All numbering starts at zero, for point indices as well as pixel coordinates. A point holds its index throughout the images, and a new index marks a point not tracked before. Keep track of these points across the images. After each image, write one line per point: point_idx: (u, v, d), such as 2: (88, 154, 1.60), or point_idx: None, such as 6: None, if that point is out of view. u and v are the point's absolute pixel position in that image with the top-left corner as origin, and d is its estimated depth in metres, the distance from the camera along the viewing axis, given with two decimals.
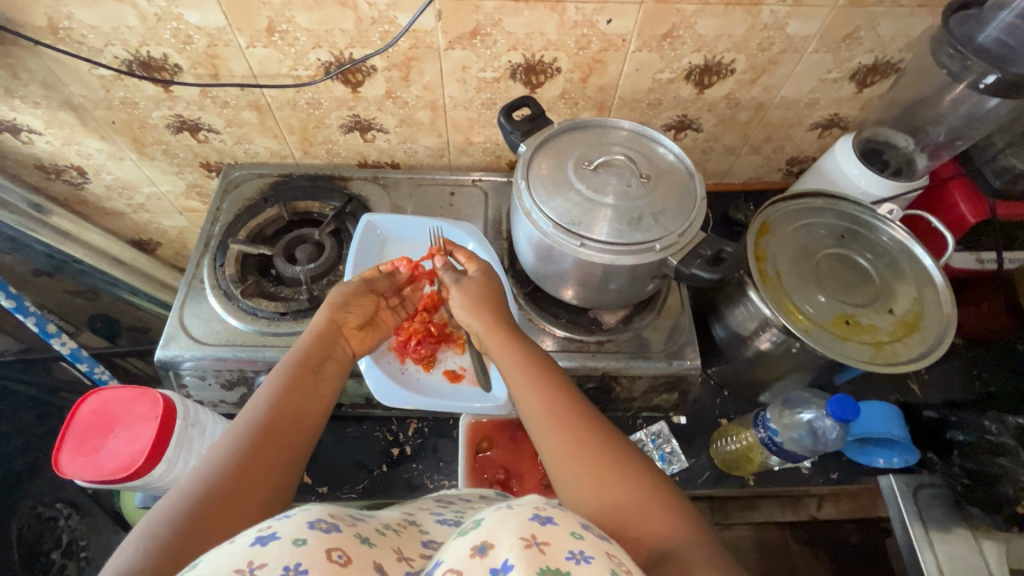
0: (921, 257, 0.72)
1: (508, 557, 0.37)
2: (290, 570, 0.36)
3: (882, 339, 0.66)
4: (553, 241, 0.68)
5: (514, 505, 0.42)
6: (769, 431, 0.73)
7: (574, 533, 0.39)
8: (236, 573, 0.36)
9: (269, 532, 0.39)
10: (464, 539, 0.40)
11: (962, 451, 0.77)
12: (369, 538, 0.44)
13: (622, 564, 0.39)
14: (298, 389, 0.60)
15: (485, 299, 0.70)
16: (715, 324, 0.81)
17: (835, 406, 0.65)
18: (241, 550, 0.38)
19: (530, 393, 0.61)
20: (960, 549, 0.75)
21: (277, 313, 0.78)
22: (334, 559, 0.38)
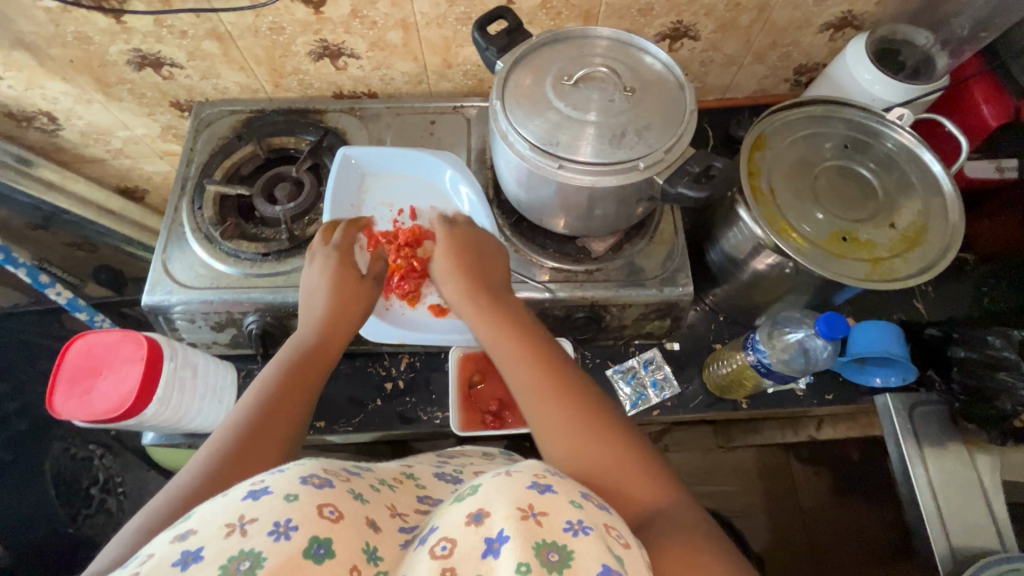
0: (931, 165, 0.67)
1: (503, 527, 0.39)
2: (281, 526, 0.41)
3: (880, 255, 0.62)
4: (532, 164, 0.64)
5: (514, 471, 0.44)
6: (758, 353, 0.71)
7: (573, 502, 0.41)
8: (228, 526, 0.41)
9: (261, 486, 0.43)
10: (461, 504, 0.43)
11: (962, 367, 0.75)
12: (362, 493, 0.49)
13: (620, 536, 0.40)
14: (299, 379, 0.59)
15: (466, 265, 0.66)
16: (710, 249, 0.78)
17: (824, 325, 0.63)
18: (233, 503, 0.42)
19: (522, 366, 0.57)
20: (954, 464, 0.75)
21: (259, 254, 0.77)
22: (326, 514, 0.43)
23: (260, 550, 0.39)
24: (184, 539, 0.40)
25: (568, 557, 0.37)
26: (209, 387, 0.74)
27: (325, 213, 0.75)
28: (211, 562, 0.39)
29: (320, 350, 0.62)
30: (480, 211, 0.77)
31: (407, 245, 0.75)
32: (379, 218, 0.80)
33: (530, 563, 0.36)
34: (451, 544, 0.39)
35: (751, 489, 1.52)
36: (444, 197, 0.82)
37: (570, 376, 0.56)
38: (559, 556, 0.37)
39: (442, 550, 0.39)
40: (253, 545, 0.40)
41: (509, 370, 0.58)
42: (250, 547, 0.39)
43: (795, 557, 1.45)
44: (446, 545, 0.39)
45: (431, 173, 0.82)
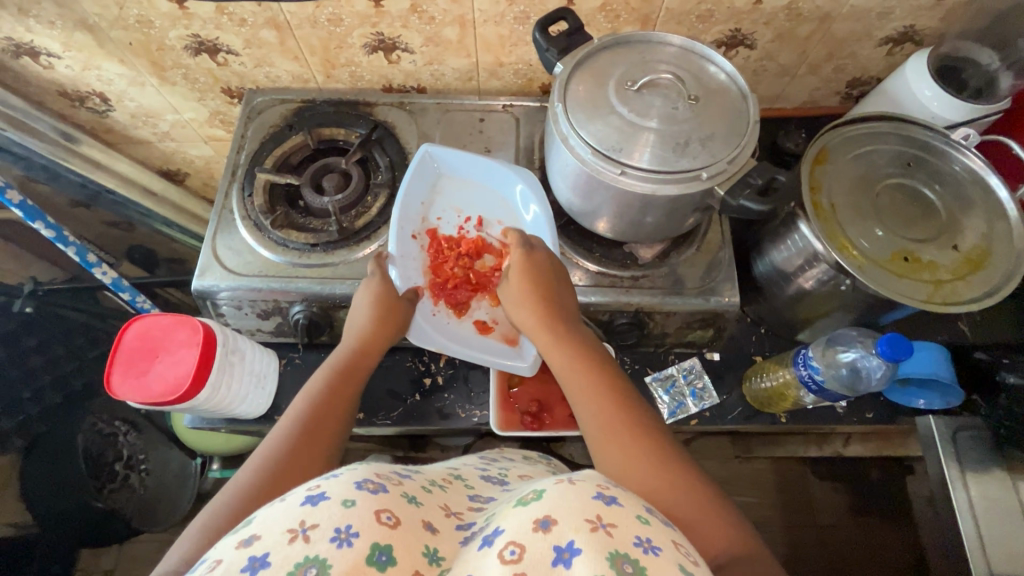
0: (996, 188, 0.65)
1: (575, 538, 0.39)
2: (341, 532, 0.43)
3: (942, 277, 0.61)
4: (591, 168, 0.63)
5: (576, 480, 0.45)
6: (811, 369, 0.71)
7: (640, 517, 0.43)
8: (291, 532, 0.43)
9: (317, 493, 0.46)
10: (527, 510, 0.43)
11: (1010, 394, 0.74)
12: (413, 497, 0.52)
13: (688, 553, 0.42)
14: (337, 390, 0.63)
15: (536, 287, 0.66)
16: (756, 261, 0.78)
17: (886, 346, 0.62)
18: (292, 509, 0.45)
19: (594, 398, 0.59)
20: (996, 490, 0.74)
21: (307, 245, 0.78)
22: (384, 520, 0.45)
23: (324, 557, 0.41)
24: (249, 545, 0.42)
25: (642, 570, 0.38)
26: (254, 373, 0.76)
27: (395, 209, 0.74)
28: (278, 567, 0.40)
29: (357, 361, 0.66)
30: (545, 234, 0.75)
31: (467, 255, 0.76)
32: (446, 222, 0.79)
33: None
34: (520, 549, 0.39)
35: (768, 501, 1.51)
36: (515, 216, 0.80)
37: (640, 416, 0.57)
38: (634, 568, 0.38)
39: (511, 555, 0.39)
40: (317, 552, 0.41)
41: (579, 404, 0.60)
42: (315, 554, 0.41)
43: (811, 573, 1.43)
44: (516, 550, 0.39)
45: (504, 186, 0.80)
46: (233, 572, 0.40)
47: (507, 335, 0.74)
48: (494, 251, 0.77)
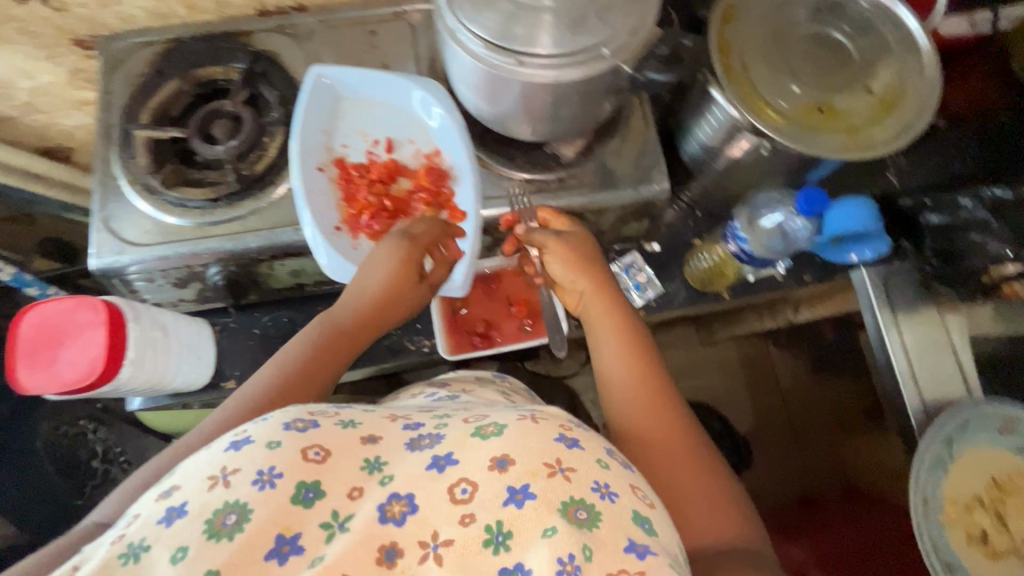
0: (905, 21, 0.63)
1: (529, 483, 0.43)
2: (265, 474, 0.44)
3: (857, 124, 0.60)
4: (487, 65, 0.58)
5: (539, 420, 0.48)
6: (738, 243, 0.73)
7: (600, 462, 0.46)
8: (211, 479, 0.44)
9: (241, 436, 0.46)
10: (483, 444, 0.46)
11: (935, 233, 0.74)
12: (352, 420, 0.50)
13: (644, 497, 0.46)
14: (331, 349, 0.61)
15: (582, 260, 0.67)
16: (686, 143, 0.76)
17: None
18: (217, 456, 0.45)
19: (626, 367, 0.61)
20: (925, 326, 0.78)
21: (208, 202, 0.72)
22: (312, 456, 0.45)
23: (244, 501, 0.42)
24: (169, 496, 0.44)
25: (596, 516, 0.43)
26: (184, 342, 0.72)
27: (294, 141, 0.68)
28: (193, 517, 0.42)
29: (342, 331, 0.63)
30: (460, 149, 0.70)
31: (381, 180, 0.72)
32: (352, 148, 0.74)
33: (557, 526, 0.41)
34: (471, 489, 0.44)
35: None
36: (426, 133, 0.74)
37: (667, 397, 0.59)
38: (587, 515, 0.43)
39: (463, 493, 0.44)
40: (237, 497, 0.43)
41: (607, 370, 0.62)
42: (237, 499, 0.42)
43: None
44: (467, 489, 0.44)
45: (407, 102, 0.74)
46: (151, 523, 0.42)
47: (434, 258, 0.72)
48: (409, 174, 0.73)
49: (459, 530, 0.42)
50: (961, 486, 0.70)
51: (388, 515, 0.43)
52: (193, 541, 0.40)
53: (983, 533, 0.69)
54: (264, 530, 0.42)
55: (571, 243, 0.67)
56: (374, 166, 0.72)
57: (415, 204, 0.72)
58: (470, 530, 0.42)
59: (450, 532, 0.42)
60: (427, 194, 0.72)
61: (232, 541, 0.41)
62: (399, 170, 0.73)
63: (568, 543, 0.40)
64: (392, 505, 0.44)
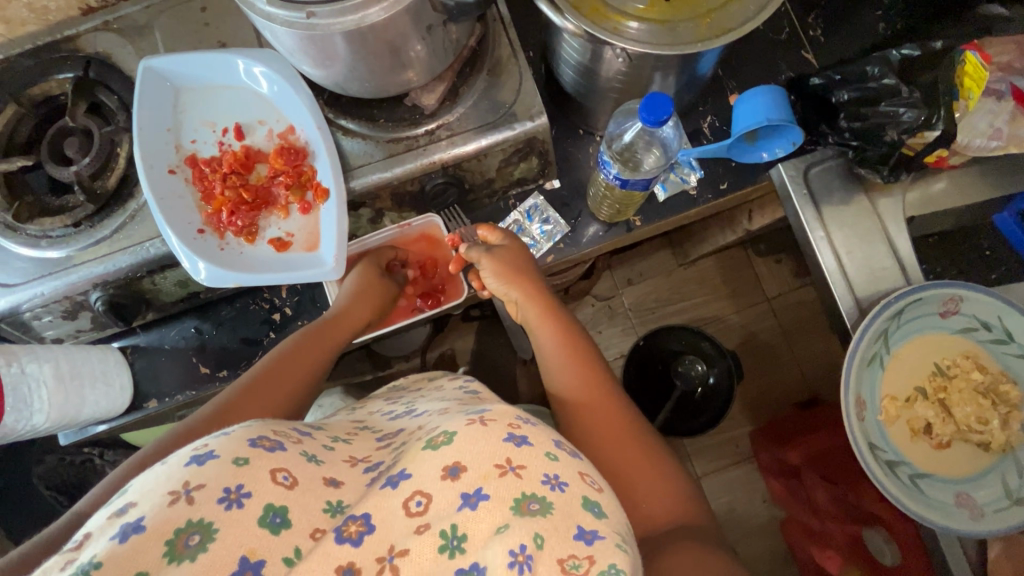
0: None
1: (482, 486, 0.44)
2: (232, 493, 0.43)
3: (710, 7, 0.52)
4: (281, 24, 0.52)
5: (487, 420, 0.49)
6: (607, 166, 0.62)
7: (549, 454, 0.47)
8: (173, 494, 0.42)
9: (205, 451, 0.45)
10: (435, 454, 0.46)
11: (847, 112, 0.67)
12: (315, 454, 0.50)
13: (594, 482, 0.48)
14: (308, 348, 0.68)
15: (518, 269, 0.71)
16: (561, 67, 0.69)
17: (648, 112, 0.51)
18: (177, 471, 0.44)
19: (564, 364, 0.66)
20: (855, 217, 0.71)
21: (70, 227, 0.69)
22: (281, 480, 0.45)
23: (209, 522, 0.41)
24: (124, 512, 0.41)
25: (548, 506, 0.44)
26: (90, 373, 0.72)
27: (133, 148, 0.64)
28: (155, 531, 0.40)
29: (281, 362, 0.65)
30: (310, 122, 0.66)
31: (235, 171, 0.67)
32: (202, 142, 0.69)
33: (510, 522, 0.43)
34: (427, 500, 0.44)
35: (719, 295, 1.54)
36: (276, 111, 0.69)
37: (615, 394, 0.64)
38: (539, 505, 0.44)
39: (418, 505, 0.44)
40: (202, 516, 0.41)
41: (550, 366, 0.67)
42: (200, 518, 0.41)
43: (769, 344, 1.51)
44: (422, 501, 0.44)
45: (248, 79, 0.68)
46: (105, 541, 0.39)
47: (307, 243, 0.68)
48: (267, 159, 0.68)
49: (415, 539, 0.43)
50: (900, 382, 0.67)
51: (344, 535, 0.43)
52: (155, 566, 0.39)
53: (928, 425, 0.66)
54: (225, 556, 0.40)
55: (502, 257, 0.72)
56: (226, 155, 0.67)
57: (277, 190, 0.68)
58: (426, 536, 0.43)
59: (407, 542, 0.43)
60: (286, 177, 0.67)
61: (197, 563, 0.39)
62: (255, 156, 0.68)
63: (519, 535, 0.42)
64: (349, 525, 0.44)
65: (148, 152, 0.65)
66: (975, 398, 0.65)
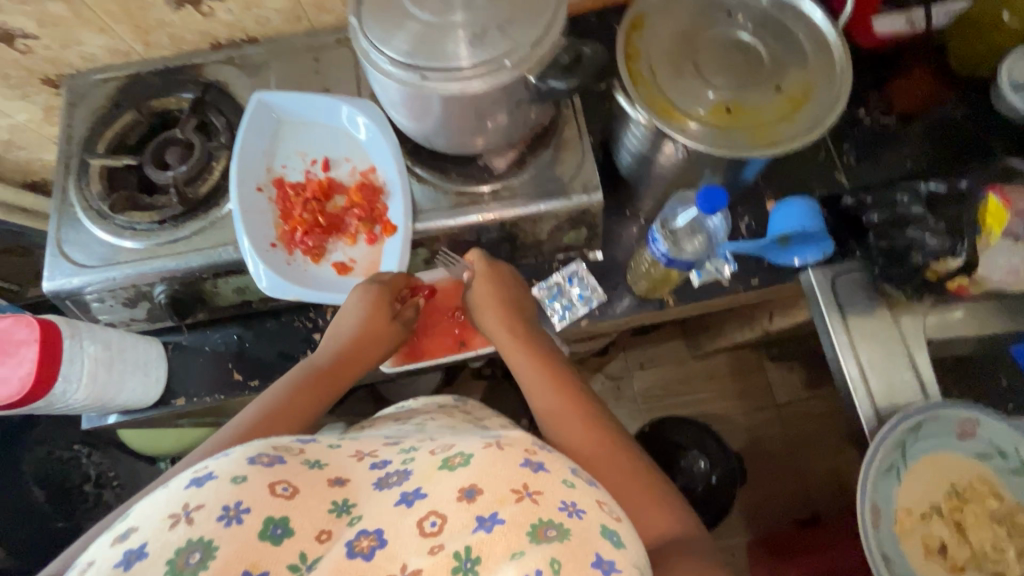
0: (811, 15, 0.63)
1: (498, 510, 0.45)
2: (231, 510, 0.43)
3: (766, 121, 0.59)
4: (396, 82, 0.61)
5: (505, 445, 0.51)
6: (655, 242, 0.68)
7: (565, 481, 0.49)
8: (173, 517, 0.43)
9: (204, 473, 0.46)
10: (453, 475, 0.48)
11: (877, 231, 0.73)
12: (318, 460, 0.52)
13: (613, 510, 0.49)
14: (301, 400, 0.63)
15: (491, 299, 0.74)
16: (620, 153, 0.76)
17: (703, 198, 0.57)
18: (177, 493, 0.45)
19: (542, 392, 0.66)
20: (877, 328, 0.75)
21: (155, 224, 0.75)
22: (280, 492, 0.46)
23: (209, 539, 0.42)
24: (128, 537, 0.42)
25: (564, 532, 0.44)
26: (131, 361, 0.74)
27: (232, 163, 0.71)
28: (159, 554, 0.40)
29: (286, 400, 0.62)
30: (392, 166, 0.73)
31: (315, 199, 0.74)
32: (291, 168, 0.76)
33: (528, 546, 0.43)
34: (441, 520, 0.45)
35: (728, 393, 1.55)
36: (362, 152, 0.77)
37: (589, 403, 0.64)
38: (556, 532, 0.44)
39: (433, 525, 0.45)
40: (202, 533, 0.42)
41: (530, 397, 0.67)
42: (201, 536, 0.42)
43: (774, 450, 1.50)
44: (437, 521, 0.45)
45: (344, 122, 0.77)
46: (108, 568, 0.40)
47: (366, 271, 0.74)
48: (345, 191, 0.76)
49: (428, 560, 0.43)
50: (916, 495, 0.68)
51: (355, 550, 0.44)
52: None
53: (942, 545, 0.66)
54: (228, 569, 0.41)
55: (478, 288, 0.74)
56: (310, 185, 0.75)
57: (348, 220, 0.75)
58: (439, 558, 0.43)
59: (419, 562, 0.43)
60: (360, 210, 0.74)
61: None
62: (335, 188, 0.75)
63: (535, 560, 0.42)
64: (361, 540, 0.45)
65: (246, 170, 0.73)
66: (989, 524, 0.65)
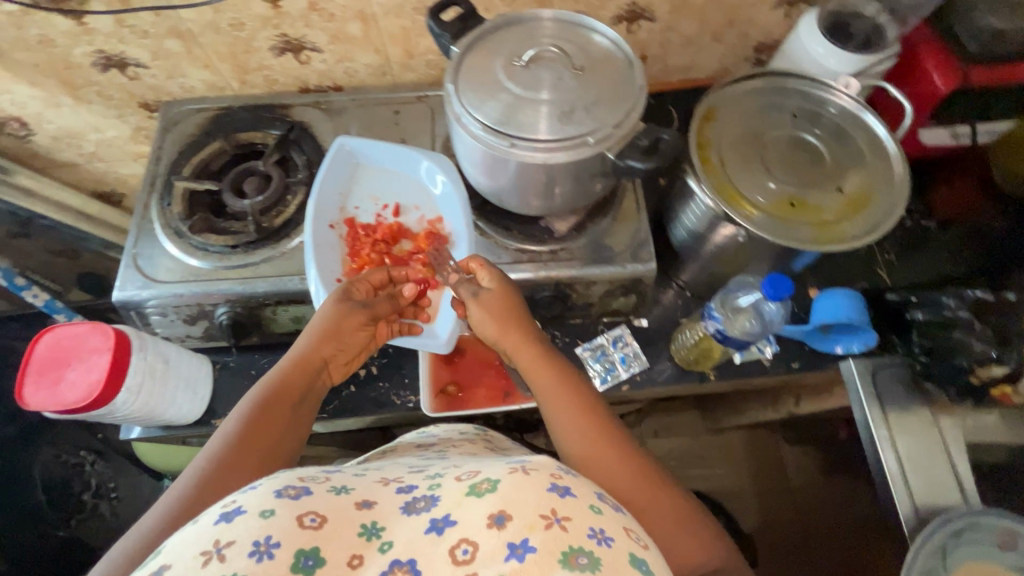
0: (874, 127, 0.68)
1: (528, 537, 0.43)
2: (261, 544, 0.42)
3: (827, 218, 0.63)
4: (484, 145, 0.65)
5: (530, 470, 0.48)
6: (714, 321, 0.72)
7: (592, 508, 0.46)
8: (205, 554, 0.42)
9: (232, 507, 0.45)
10: (482, 500, 0.46)
11: (920, 330, 0.75)
12: (344, 487, 0.50)
13: (638, 538, 0.47)
14: (277, 411, 0.61)
15: (503, 314, 0.67)
16: (674, 227, 0.80)
17: (768, 286, 0.60)
18: (207, 529, 0.43)
19: (567, 415, 0.60)
20: (917, 426, 0.76)
21: (228, 247, 0.78)
22: (307, 523, 0.45)
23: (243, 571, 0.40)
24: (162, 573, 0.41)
25: (596, 561, 0.42)
26: (183, 377, 0.75)
27: (312, 199, 0.76)
28: None
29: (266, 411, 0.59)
30: (461, 218, 0.77)
31: (384, 240, 0.78)
32: (363, 210, 0.81)
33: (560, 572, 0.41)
34: (473, 547, 0.43)
35: (743, 472, 1.53)
36: (432, 202, 0.81)
37: (614, 428, 0.59)
38: (587, 560, 0.41)
39: (465, 553, 0.43)
40: (235, 569, 0.40)
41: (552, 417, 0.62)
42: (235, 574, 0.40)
43: (788, 538, 1.45)
44: (469, 548, 0.43)
45: (418, 173, 0.82)
46: None
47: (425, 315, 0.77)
48: (412, 236, 0.79)
49: None
50: None
51: None
52: None
53: None
54: None
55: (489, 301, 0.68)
56: (381, 228, 0.78)
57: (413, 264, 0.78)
58: None
59: None
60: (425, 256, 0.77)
61: None
62: (402, 232, 0.79)
63: None
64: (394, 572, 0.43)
65: (323, 207, 0.77)
66: None
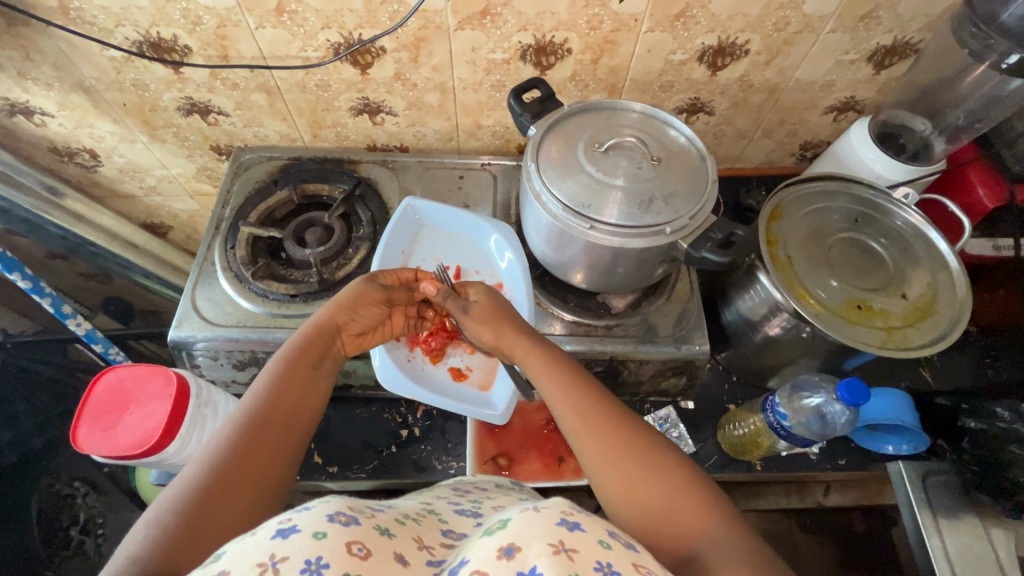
0: (936, 241, 0.71)
1: (538, 565, 0.36)
2: (312, 565, 0.36)
3: (894, 324, 0.65)
4: (562, 224, 0.67)
5: (540, 505, 0.41)
6: (777, 415, 0.73)
7: (602, 541, 0.38)
8: (259, 567, 0.35)
9: (289, 524, 0.38)
10: (489, 539, 0.39)
11: (973, 438, 0.77)
12: (388, 529, 0.43)
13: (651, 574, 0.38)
14: (295, 380, 0.58)
15: (495, 317, 0.67)
16: (726, 310, 0.81)
17: (845, 390, 0.65)
18: (262, 541, 0.37)
19: (559, 399, 0.59)
20: (969, 537, 0.74)
21: (287, 296, 0.79)
22: (354, 552, 0.38)
23: None
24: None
25: None
26: None
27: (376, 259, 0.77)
28: None
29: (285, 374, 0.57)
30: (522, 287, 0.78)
31: None
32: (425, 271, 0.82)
33: None
34: None
35: None
36: (493, 269, 0.82)
37: (608, 407, 0.57)
38: None
39: None
40: None
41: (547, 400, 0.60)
42: None
43: None
44: None
45: (482, 240, 0.84)
46: None
47: (480, 382, 0.76)
48: None
49: None
50: None
51: None
52: None
53: None
54: None
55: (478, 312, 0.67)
56: None
57: None
58: None
59: None
60: None
61: None
62: None
63: None
64: None
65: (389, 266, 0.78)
66: None
